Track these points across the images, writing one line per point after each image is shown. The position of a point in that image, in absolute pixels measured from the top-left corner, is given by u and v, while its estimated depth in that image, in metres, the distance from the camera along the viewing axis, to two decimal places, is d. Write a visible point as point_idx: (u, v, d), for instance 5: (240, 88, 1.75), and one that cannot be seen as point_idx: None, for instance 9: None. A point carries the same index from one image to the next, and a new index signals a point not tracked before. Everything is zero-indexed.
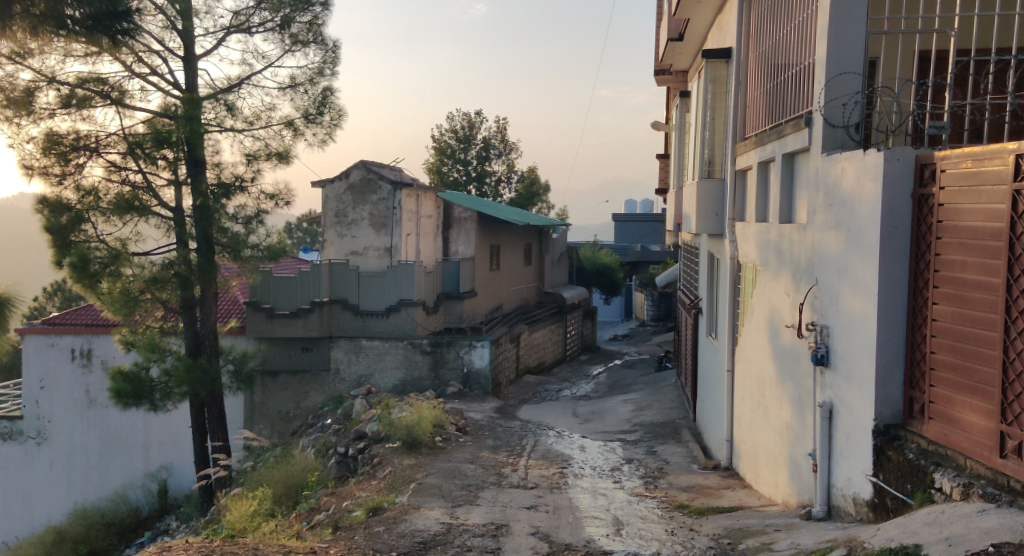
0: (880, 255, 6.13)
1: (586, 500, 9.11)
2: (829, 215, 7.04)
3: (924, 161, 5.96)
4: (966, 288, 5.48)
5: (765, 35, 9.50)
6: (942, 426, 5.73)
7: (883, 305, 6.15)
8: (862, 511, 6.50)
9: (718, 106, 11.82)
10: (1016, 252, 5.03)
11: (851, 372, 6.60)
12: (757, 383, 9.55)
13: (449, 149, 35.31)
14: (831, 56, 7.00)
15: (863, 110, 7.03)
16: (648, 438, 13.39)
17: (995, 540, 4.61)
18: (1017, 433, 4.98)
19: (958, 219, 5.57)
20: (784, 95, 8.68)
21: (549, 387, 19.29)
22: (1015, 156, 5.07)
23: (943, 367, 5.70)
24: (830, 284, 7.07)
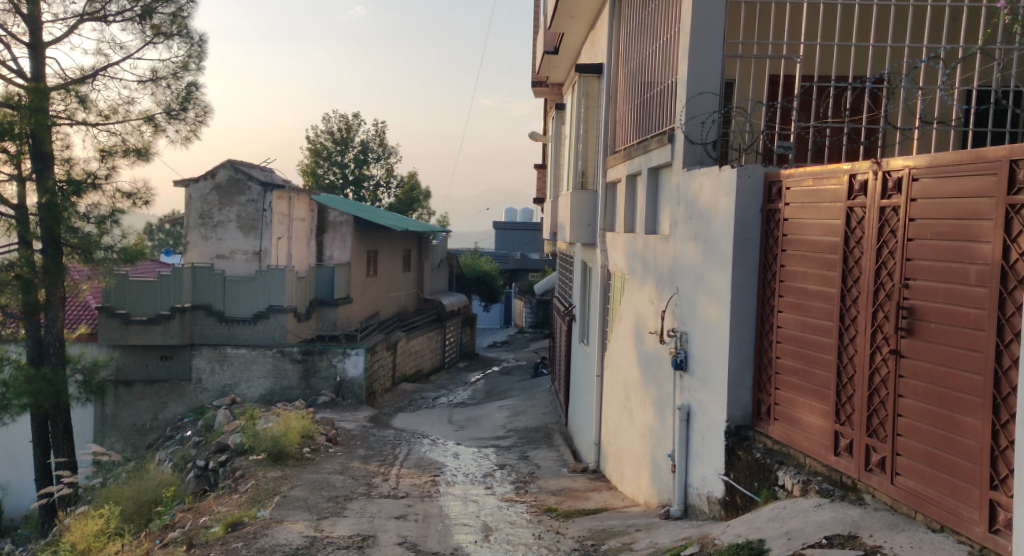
0: (734, 265, 6.49)
1: (456, 507, 9.13)
2: (689, 227, 7.40)
3: (772, 178, 6.36)
4: (807, 298, 5.89)
5: (632, 53, 9.88)
6: (785, 426, 6.11)
7: (735, 313, 6.52)
8: (714, 509, 6.83)
9: (590, 119, 12.21)
10: (850, 264, 5.44)
11: (707, 377, 6.94)
12: (623, 387, 9.88)
13: (324, 151, 34.47)
14: (691, 76, 7.34)
15: (720, 128, 7.43)
16: (522, 443, 13.56)
17: (828, 533, 4.82)
18: (848, 432, 5.38)
19: (801, 233, 5.96)
20: (649, 112, 9.06)
21: (426, 395, 19.21)
22: (850, 176, 5.48)
23: (787, 371, 6.08)
24: (688, 293, 7.41)
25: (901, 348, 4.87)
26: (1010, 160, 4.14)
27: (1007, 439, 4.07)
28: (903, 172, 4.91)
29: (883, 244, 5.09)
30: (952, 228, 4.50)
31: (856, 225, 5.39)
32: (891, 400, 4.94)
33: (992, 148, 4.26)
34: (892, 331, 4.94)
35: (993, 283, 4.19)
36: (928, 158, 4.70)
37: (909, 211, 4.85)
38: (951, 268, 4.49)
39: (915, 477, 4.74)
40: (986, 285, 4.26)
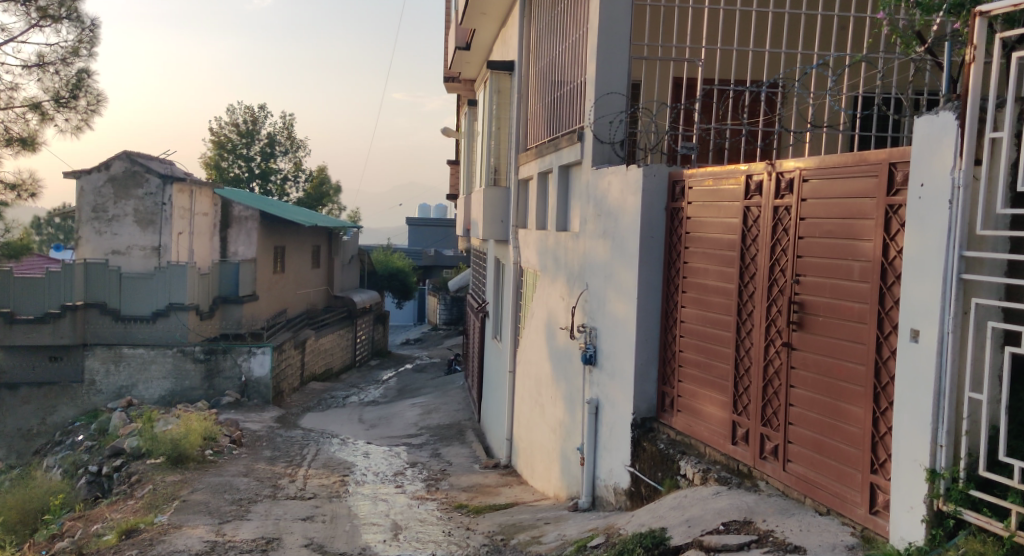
0: (640, 261, 6.66)
1: (365, 507, 9.04)
2: (598, 225, 7.55)
3: (675, 178, 6.55)
4: (707, 294, 6.09)
5: (543, 51, 9.98)
6: (687, 418, 6.32)
7: (641, 308, 6.69)
8: (620, 499, 6.99)
9: (502, 116, 12.23)
10: (746, 261, 5.67)
11: (615, 371, 7.10)
12: (534, 382, 9.99)
13: (229, 143, 33.41)
14: (599, 76, 7.47)
15: (627, 128, 7.59)
16: (434, 441, 13.51)
17: (724, 519, 4.95)
18: (744, 422, 5.61)
19: (702, 231, 6.17)
20: (560, 110, 9.16)
21: (336, 394, 18.90)
22: (746, 177, 5.70)
23: (689, 364, 6.29)
24: (597, 289, 7.55)
25: (792, 341, 5.11)
26: (889, 163, 4.37)
27: (886, 426, 4.31)
28: (795, 174, 5.14)
29: (777, 243, 5.31)
30: (839, 227, 4.73)
31: (752, 224, 5.62)
32: (784, 391, 5.17)
33: (874, 151, 4.48)
34: (784, 325, 5.17)
35: (874, 279, 4.43)
36: (817, 161, 4.93)
37: (800, 210, 5.08)
38: (837, 265, 4.73)
39: (804, 463, 4.98)
40: (868, 281, 4.49)
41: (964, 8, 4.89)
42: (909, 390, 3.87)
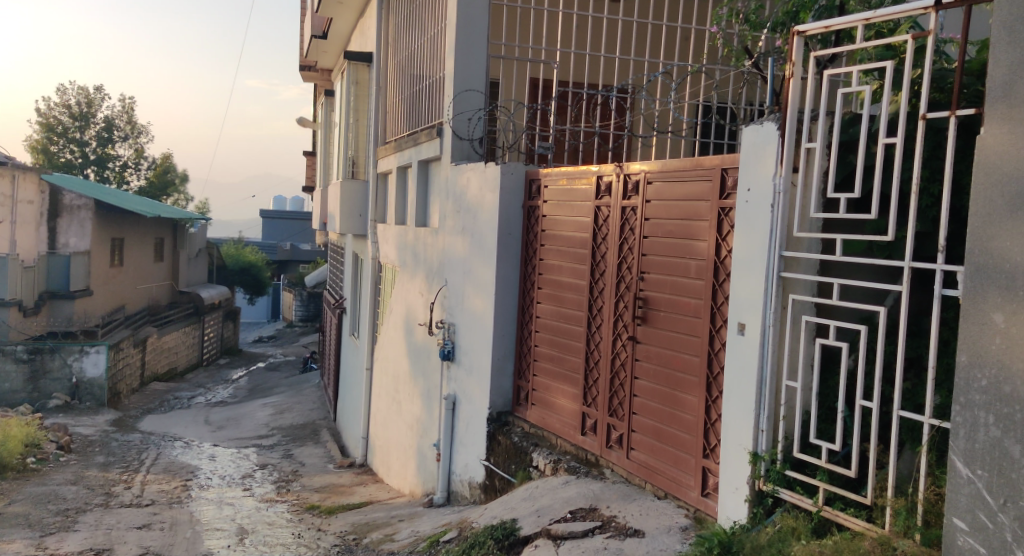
0: (498, 257, 6.79)
1: (209, 512, 8.70)
2: (456, 221, 7.61)
3: (532, 177, 6.71)
4: (561, 290, 6.28)
5: (401, 45, 9.93)
6: (540, 411, 6.50)
7: (498, 304, 6.81)
8: (475, 493, 7.08)
9: (360, 108, 12.10)
10: (597, 259, 5.89)
11: (472, 365, 7.19)
12: (392, 379, 9.94)
13: (59, 126, 30.96)
14: (457, 73, 7.50)
15: (485, 125, 7.68)
16: (285, 442, 13.14)
17: (572, 507, 5.12)
18: (593, 413, 5.83)
19: (557, 228, 6.36)
20: (419, 104, 9.14)
21: (181, 395, 18.01)
22: (597, 177, 5.91)
23: (543, 358, 6.47)
24: (455, 285, 7.62)
25: (637, 335, 5.35)
26: (722, 168, 4.65)
27: (717, 414, 4.61)
28: (640, 176, 5.39)
29: (624, 241, 5.56)
30: (679, 227, 5.00)
31: (601, 223, 5.84)
32: (629, 382, 5.41)
33: (710, 156, 4.76)
34: (630, 320, 5.41)
35: (709, 277, 4.71)
36: (660, 164, 5.18)
37: (645, 211, 5.33)
38: (677, 263, 5.00)
39: (646, 451, 5.24)
40: (704, 278, 4.77)
41: (785, 26, 5.35)
42: (737, 380, 4.17)
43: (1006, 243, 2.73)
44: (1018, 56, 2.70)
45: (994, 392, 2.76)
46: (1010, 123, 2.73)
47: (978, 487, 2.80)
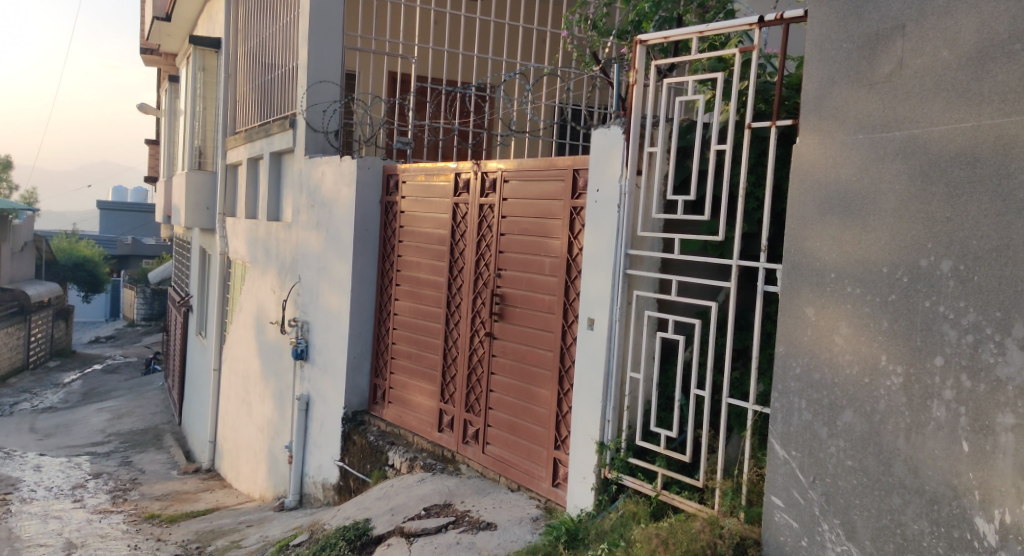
0: (354, 254, 6.70)
1: (32, 528, 8.10)
2: (311, 215, 7.45)
3: (389, 172, 6.68)
4: (419, 287, 6.29)
5: (252, 31, 9.58)
6: (397, 409, 6.49)
7: (354, 301, 6.73)
8: (328, 495, 6.97)
9: (208, 96, 11.59)
10: (455, 256, 5.93)
11: (327, 364, 7.07)
12: (242, 380, 9.60)
13: None
14: (310, 63, 7.32)
15: (341, 118, 7.53)
16: (123, 448, 12.41)
17: (426, 505, 5.14)
18: (451, 409, 5.88)
19: (415, 225, 6.36)
20: (271, 94, 8.86)
21: (3, 401, 16.61)
22: (454, 174, 5.94)
23: (401, 355, 6.47)
24: (309, 282, 7.46)
25: (494, 331, 5.43)
26: (574, 169, 4.80)
27: (568, 407, 4.76)
28: (497, 174, 5.47)
29: (482, 238, 5.63)
30: (534, 225, 5.12)
31: (460, 220, 5.89)
32: (486, 377, 5.49)
33: (562, 157, 4.89)
34: (487, 316, 5.49)
35: (562, 274, 4.85)
36: (516, 163, 5.28)
37: (502, 208, 5.42)
38: (532, 260, 5.12)
39: (501, 445, 5.34)
40: (557, 275, 4.91)
41: (629, 35, 5.64)
42: (586, 374, 4.33)
43: (817, 244, 2.98)
44: (827, 73, 2.96)
45: (807, 380, 3.01)
46: (820, 134, 2.98)
47: (793, 467, 3.05)
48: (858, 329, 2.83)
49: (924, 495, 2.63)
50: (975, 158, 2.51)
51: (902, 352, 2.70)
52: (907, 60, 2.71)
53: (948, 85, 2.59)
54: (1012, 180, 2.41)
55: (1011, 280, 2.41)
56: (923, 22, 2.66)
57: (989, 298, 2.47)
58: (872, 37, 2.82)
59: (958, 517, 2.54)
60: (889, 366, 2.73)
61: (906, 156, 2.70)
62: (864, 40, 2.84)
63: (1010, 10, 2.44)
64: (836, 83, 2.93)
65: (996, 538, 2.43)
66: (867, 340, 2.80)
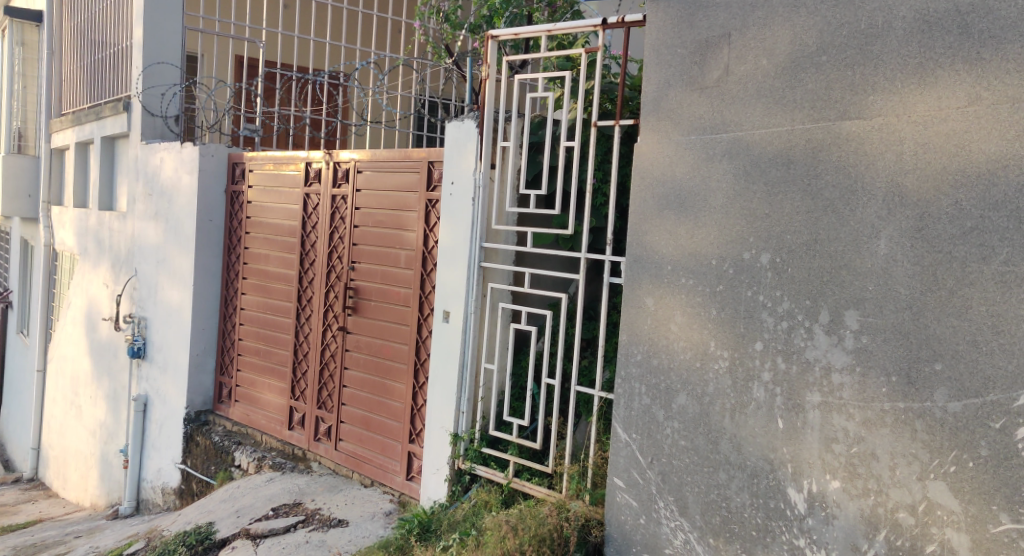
0: (197, 246, 6.41)
1: None
2: (148, 205, 7.05)
3: (235, 160, 6.44)
4: (268, 280, 6.12)
5: (81, 6, 8.92)
6: (245, 407, 6.29)
7: (197, 296, 6.45)
8: (169, 499, 6.65)
9: (28, 74, 10.68)
10: (306, 248, 5.79)
11: (167, 362, 6.73)
12: (70, 380, 8.97)
13: None
14: (146, 43, 6.88)
15: (182, 103, 7.13)
16: None
17: (274, 505, 5.00)
18: (301, 407, 5.76)
19: (264, 216, 6.17)
20: (102, 74, 8.27)
21: None
22: (305, 164, 5.80)
23: (248, 352, 6.27)
24: (147, 274, 7.06)
25: (347, 325, 5.36)
26: (428, 161, 4.81)
27: (423, 401, 4.78)
28: (350, 164, 5.39)
29: (335, 230, 5.53)
30: (388, 217, 5.09)
31: (310, 211, 5.76)
32: (339, 372, 5.41)
33: (417, 149, 4.89)
34: (340, 310, 5.41)
35: (417, 266, 4.85)
36: (369, 154, 5.23)
37: (355, 199, 5.35)
38: (387, 253, 5.09)
39: (354, 441, 5.28)
40: (412, 268, 4.90)
41: (481, 29, 5.69)
42: (440, 367, 4.36)
43: (655, 238, 3.15)
44: (664, 76, 3.13)
45: (646, 365, 3.17)
46: (658, 134, 3.15)
47: (633, 449, 3.21)
48: (691, 317, 3.01)
49: (746, 470, 2.84)
50: (790, 160, 2.73)
51: (728, 339, 2.90)
52: (732, 66, 2.90)
53: (767, 92, 2.80)
54: (819, 180, 2.65)
55: (819, 271, 2.66)
56: (746, 31, 2.87)
57: (801, 288, 2.70)
58: (702, 44, 3.00)
59: (774, 489, 2.77)
60: (717, 351, 2.93)
61: (732, 156, 2.89)
62: (696, 46, 3.02)
63: (818, 25, 2.67)
64: (672, 86, 3.10)
65: (805, 506, 2.69)
66: (698, 327, 2.99)
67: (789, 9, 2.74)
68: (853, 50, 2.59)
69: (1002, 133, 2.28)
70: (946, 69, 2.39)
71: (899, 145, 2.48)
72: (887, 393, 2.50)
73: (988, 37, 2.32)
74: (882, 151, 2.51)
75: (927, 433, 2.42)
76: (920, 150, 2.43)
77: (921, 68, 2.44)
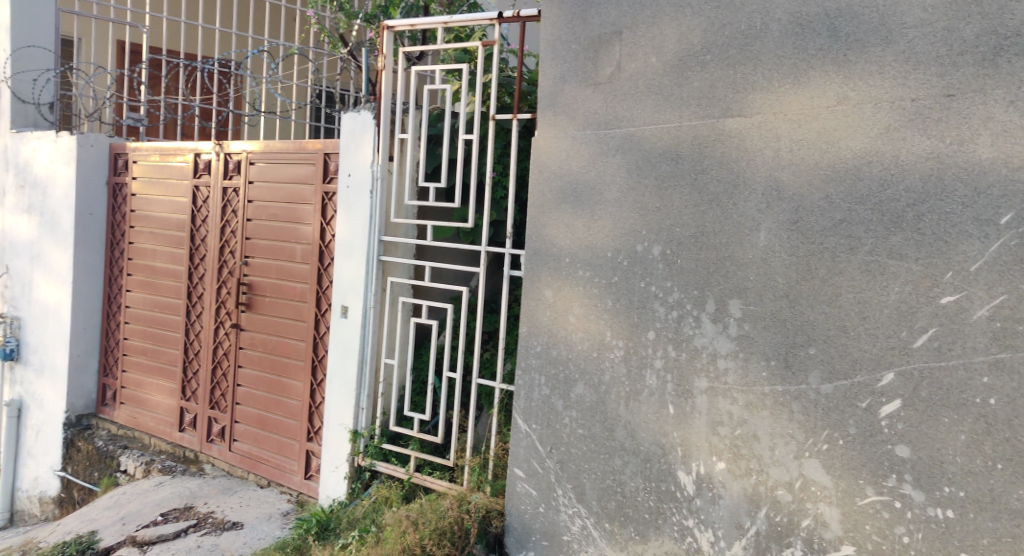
0: (76, 241, 6.10)
1: None
2: (20, 197, 6.64)
3: (117, 151, 6.16)
4: (155, 276, 5.88)
5: None
6: (131, 409, 6.03)
7: (77, 293, 6.13)
8: (47, 509, 6.30)
9: None
10: (196, 242, 5.59)
11: (43, 364, 6.38)
12: None
13: None
14: (16, 24, 6.45)
15: (56, 89, 6.67)
16: None
17: (164, 510, 4.81)
18: (193, 407, 5.57)
19: (149, 209, 5.93)
20: None
21: None
22: (193, 156, 5.60)
23: (134, 351, 6.02)
24: (19, 271, 6.65)
25: (241, 322, 5.20)
26: (324, 153, 4.72)
27: (321, 398, 4.70)
28: (242, 156, 5.24)
29: (226, 224, 5.36)
30: (283, 211, 4.97)
31: (200, 205, 5.56)
32: (232, 371, 5.25)
33: (312, 141, 4.79)
34: (233, 307, 5.25)
35: (313, 261, 4.76)
36: (262, 145, 5.09)
37: (248, 192, 5.20)
38: (282, 247, 4.97)
39: (249, 441, 5.14)
40: (308, 262, 4.81)
41: (377, 19, 5.61)
42: (338, 363, 4.29)
43: (552, 231, 3.19)
44: (559, 71, 3.18)
45: (545, 356, 3.22)
46: (555, 128, 3.19)
47: (533, 439, 3.26)
48: (588, 308, 3.07)
49: (640, 455, 2.93)
50: (677, 155, 2.82)
51: (623, 328, 2.98)
52: (624, 63, 2.97)
53: (656, 88, 2.89)
54: (705, 175, 2.76)
55: (705, 262, 2.76)
56: (636, 29, 2.95)
57: (689, 278, 2.80)
58: (594, 40, 3.06)
59: (665, 472, 2.87)
60: (612, 341, 3.00)
61: (624, 151, 2.97)
62: (589, 42, 3.08)
63: (702, 25, 2.77)
64: (567, 81, 3.15)
65: (694, 488, 2.80)
66: (595, 318, 3.05)
67: (675, 9, 2.84)
68: (734, 50, 2.70)
69: (866, 131, 2.43)
70: (817, 70, 2.53)
71: (776, 142, 2.60)
72: (767, 376, 2.63)
73: (854, 41, 2.46)
74: (761, 147, 2.63)
75: (803, 414, 2.56)
76: (795, 146, 2.56)
77: (795, 69, 2.57)
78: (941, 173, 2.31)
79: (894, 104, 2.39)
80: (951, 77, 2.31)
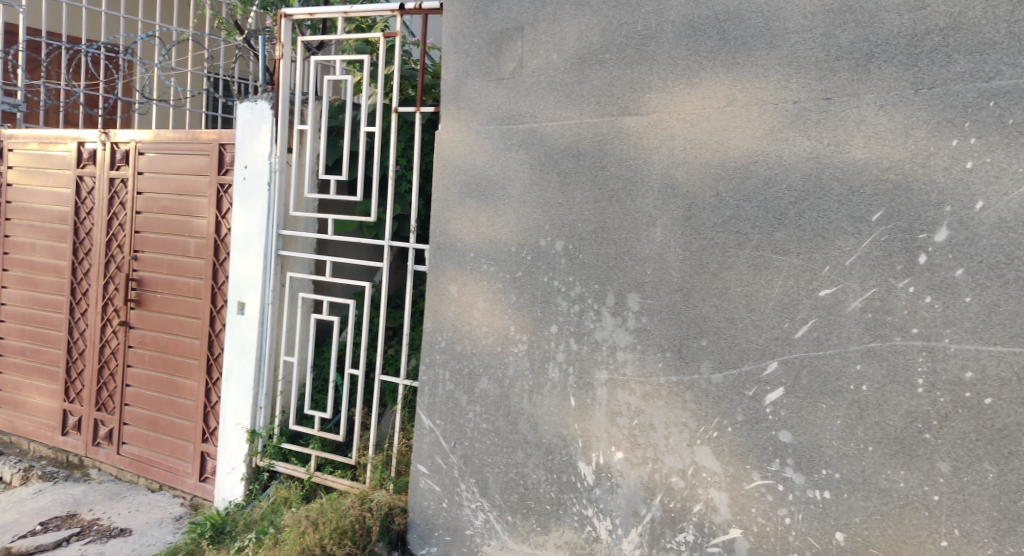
0: None
1: None
2: None
3: None
4: (34, 271, 5.56)
5: None
6: (7, 413, 5.69)
7: None
8: None
9: None
10: (80, 236, 5.31)
11: None
12: None
13: None
14: None
15: None
16: None
17: (43, 519, 4.54)
18: (76, 410, 5.29)
19: (28, 201, 5.59)
20: None
21: None
22: (77, 145, 5.31)
23: (11, 352, 5.67)
24: None
25: (130, 319, 4.97)
26: (219, 144, 4.57)
27: (216, 397, 4.55)
28: (130, 146, 5.00)
29: (114, 217, 5.12)
30: (175, 203, 4.78)
31: (85, 196, 5.28)
32: (120, 371, 5.02)
33: (206, 131, 4.63)
34: (121, 304, 5.01)
35: (208, 255, 4.60)
36: (152, 135, 4.88)
37: (137, 183, 4.97)
38: (174, 241, 4.78)
39: (139, 444, 4.93)
40: (203, 257, 4.64)
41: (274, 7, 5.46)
42: (234, 361, 4.14)
43: (456, 225, 3.18)
44: (462, 65, 3.17)
45: (450, 352, 3.20)
46: (458, 122, 3.18)
47: (436, 434, 3.24)
48: (492, 303, 3.08)
49: (542, 448, 2.96)
50: (579, 152, 2.86)
51: (526, 322, 2.99)
52: (526, 60, 2.99)
53: (558, 85, 2.92)
54: (605, 171, 2.80)
55: (605, 258, 2.81)
56: (537, 26, 2.97)
57: (590, 272, 2.85)
58: (497, 35, 3.07)
59: (566, 464, 2.91)
60: (516, 335, 3.02)
61: (527, 147, 2.99)
62: (491, 37, 3.09)
63: (600, 24, 2.81)
64: (470, 75, 3.14)
65: (593, 478, 2.85)
66: (499, 312, 3.06)
67: (574, 7, 2.87)
68: (631, 50, 2.75)
69: (754, 131, 2.52)
70: (709, 71, 2.61)
71: (670, 141, 2.68)
72: (662, 368, 2.70)
73: (742, 44, 2.56)
74: (657, 145, 2.70)
75: (695, 403, 2.64)
76: (688, 145, 2.64)
77: (688, 69, 2.65)
78: (820, 173, 2.42)
79: (779, 105, 2.49)
80: (829, 81, 2.42)
